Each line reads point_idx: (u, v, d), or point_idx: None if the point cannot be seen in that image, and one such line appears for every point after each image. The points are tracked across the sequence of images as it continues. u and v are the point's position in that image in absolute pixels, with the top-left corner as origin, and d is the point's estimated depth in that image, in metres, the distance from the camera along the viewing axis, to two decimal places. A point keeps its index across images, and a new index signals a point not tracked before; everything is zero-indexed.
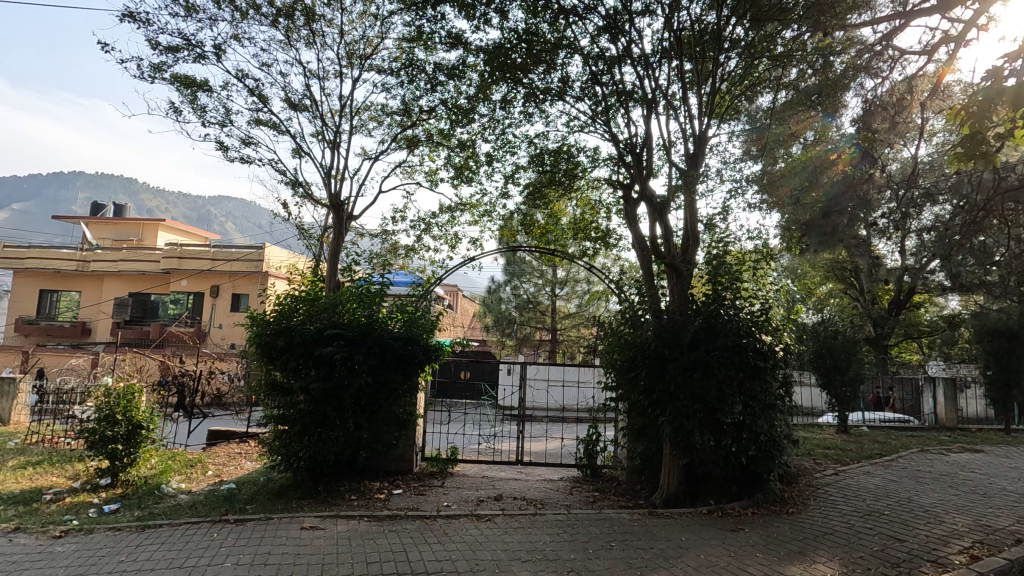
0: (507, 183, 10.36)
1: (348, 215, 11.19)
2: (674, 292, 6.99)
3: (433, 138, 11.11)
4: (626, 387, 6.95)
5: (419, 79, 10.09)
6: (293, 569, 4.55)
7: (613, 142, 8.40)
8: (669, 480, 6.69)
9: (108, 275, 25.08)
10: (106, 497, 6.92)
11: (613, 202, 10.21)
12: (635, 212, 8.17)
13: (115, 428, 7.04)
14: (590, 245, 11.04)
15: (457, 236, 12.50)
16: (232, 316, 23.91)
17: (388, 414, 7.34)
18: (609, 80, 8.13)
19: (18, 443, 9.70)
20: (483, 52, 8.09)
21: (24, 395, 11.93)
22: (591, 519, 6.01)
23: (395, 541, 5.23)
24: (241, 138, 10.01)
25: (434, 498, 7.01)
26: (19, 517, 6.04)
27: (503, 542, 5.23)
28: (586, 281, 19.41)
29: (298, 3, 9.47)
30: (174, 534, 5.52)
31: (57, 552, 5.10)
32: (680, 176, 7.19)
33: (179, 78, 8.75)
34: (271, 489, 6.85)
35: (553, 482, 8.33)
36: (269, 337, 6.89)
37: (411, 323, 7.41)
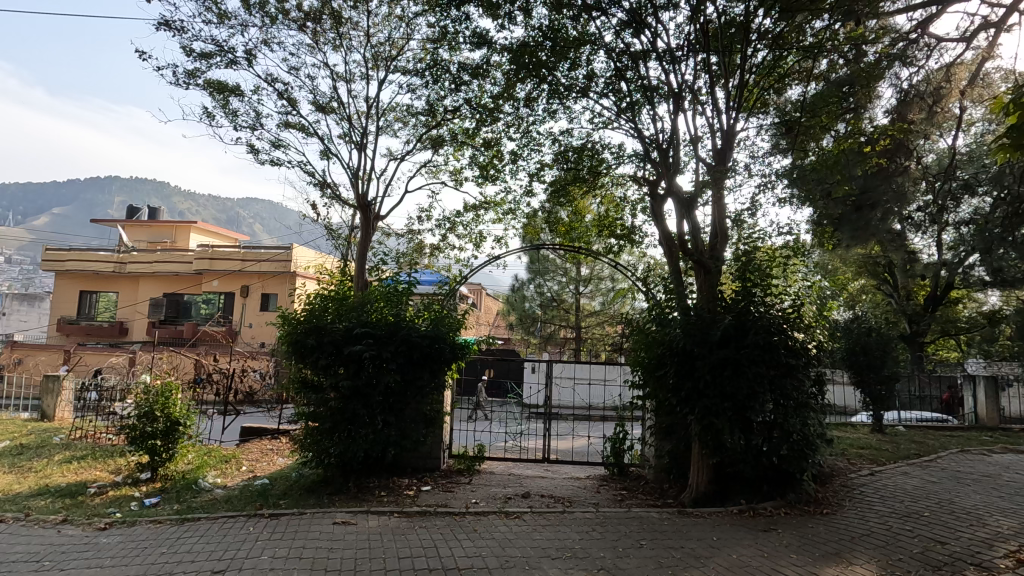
0: (532, 180, 10.35)
1: (375, 215, 11.32)
2: (703, 289, 6.90)
3: (458, 138, 11.16)
4: (653, 385, 6.87)
5: (443, 79, 10.15)
6: (328, 563, 4.65)
7: (639, 138, 8.33)
8: (698, 479, 6.61)
9: (144, 276, 25.87)
10: (146, 491, 7.16)
11: (638, 199, 10.12)
12: (662, 208, 8.09)
13: (154, 424, 7.27)
14: (615, 242, 10.97)
15: (482, 235, 12.56)
16: (262, 316, 24.43)
17: (416, 411, 7.42)
18: (635, 75, 8.05)
19: (63, 438, 10.10)
20: (507, 50, 8.09)
21: (68, 393, 12.40)
22: (619, 518, 5.99)
23: (426, 537, 5.30)
24: (271, 141, 10.20)
25: (462, 495, 7.07)
26: (66, 510, 6.28)
27: (532, 539, 5.25)
28: (610, 278, 19.32)
29: (325, 6, 9.62)
30: (212, 527, 5.69)
31: (103, 544, 5.31)
32: (709, 171, 7.11)
33: (211, 83, 8.96)
34: (303, 485, 7.00)
35: (580, 480, 8.32)
36: (300, 336, 7.02)
37: (437, 321, 7.47)
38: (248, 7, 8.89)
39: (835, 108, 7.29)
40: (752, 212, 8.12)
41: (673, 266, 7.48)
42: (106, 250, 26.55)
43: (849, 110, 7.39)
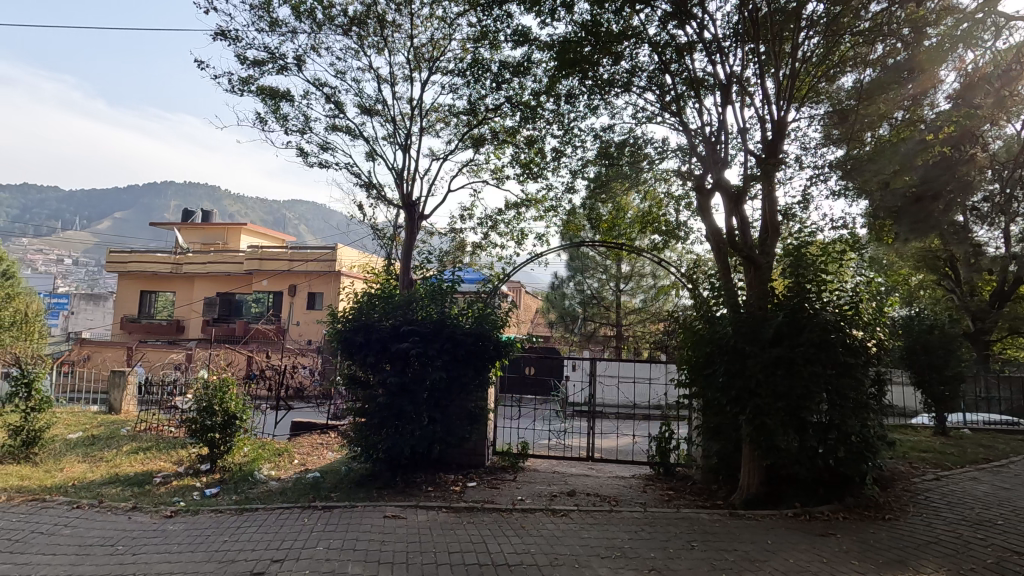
0: (575, 177, 10.26)
1: (420, 215, 11.48)
2: (753, 285, 6.70)
3: (499, 136, 11.19)
4: (700, 384, 6.69)
5: (485, 78, 10.20)
6: (380, 555, 4.76)
7: (684, 131, 8.15)
8: (749, 481, 6.41)
9: (199, 276, 27.05)
10: (207, 481, 7.50)
11: (683, 194, 9.89)
12: (709, 203, 7.89)
13: (213, 418, 7.62)
14: (658, 238, 10.78)
15: (524, 233, 12.55)
16: (309, 314, 25.17)
17: (461, 408, 7.49)
18: (679, 68, 7.89)
19: (130, 430, 10.68)
20: (549, 46, 8.05)
21: (132, 387, 13.09)
22: (669, 518, 5.90)
23: (474, 532, 5.35)
24: (319, 143, 10.48)
25: (508, 492, 7.10)
26: (135, 498, 6.65)
27: (580, 538, 5.23)
28: (652, 275, 19.01)
29: (370, 11, 9.82)
30: (270, 518, 5.91)
31: (170, 531, 5.60)
32: (759, 164, 6.90)
33: (264, 89, 9.28)
34: (353, 479, 7.17)
35: (625, 479, 8.23)
36: (349, 334, 7.20)
37: (481, 319, 7.52)
38: (299, 14, 9.16)
39: (894, 95, 6.97)
40: (804, 205, 7.83)
41: (721, 262, 7.30)
42: (164, 252, 27.91)
43: (908, 97, 7.04)
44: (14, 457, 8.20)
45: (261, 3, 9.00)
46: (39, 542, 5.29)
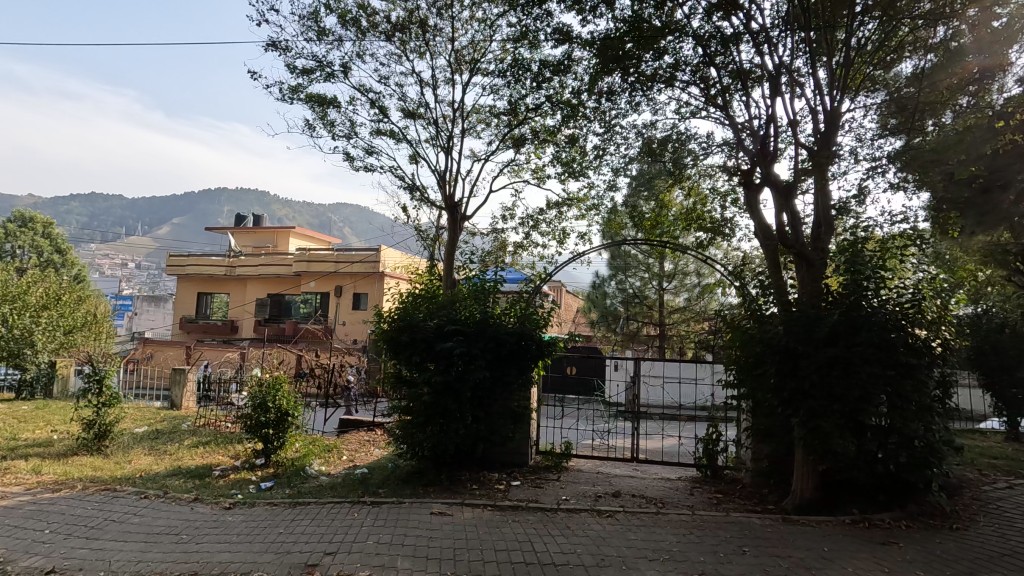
0: (617, 174, 10.14)
1: (462, 215, 11.60)
2: (804, 283, 6.47)
3: (539, 136, 11.18)
4: (749, 385, 6.50)
5: (525, 78, 10.20)
6: (429, 550, 4.85)
7: (730, 125, 7.93)
8: (802, 486, 6.18)
9: (251, 278, 28.14)
10: (262, 475, 7.81)
11: (729, 190, 9.63)
12: (757, 198, 7.66)
13: (267, 414, 7.92)
14: (702, 235, 10.54)
15: (565, 232, 12.52)
16: (354, 314, 25.82)
17: (505, 407, 7.53)
18: (725, 60, 7.68)
19: (190, 425, 11.23)
20: (590, 44, 7.98)
21: (192, 384, 13.76)
22: (718, 522, 5.77)
23: (520, 531, 5.37)
24: (364, 147, 10.72)
25: (552, 492, 7.09)
26: (196, 490, 6.99)
27: (626, 539, 5.18)
28: (696, 273, 18.61)
29: (412, 16, 9.98)
30: (321, 511, 6.11)
31: (229, 522, 5.86)
32: (811, 157, 6.65)
33: (312, 97, 9.58)
34: (399, 475, 7.32)
35: (671, 481, 8.07)
36: (395, 334, 7.34)
37: (523, 319, 7.54)
38: (344, 23, 9.40)
39: (958, 81, 6.57)
40: (861, 199, 7.48)
41: (770, 259, 7.06)
42: (219, 255, 29.18)
43: (974, 81, 6.62)
44: (87, 449, 8.76)
45: (309, 14, 9.30)
46: (112, 529, 5.63)
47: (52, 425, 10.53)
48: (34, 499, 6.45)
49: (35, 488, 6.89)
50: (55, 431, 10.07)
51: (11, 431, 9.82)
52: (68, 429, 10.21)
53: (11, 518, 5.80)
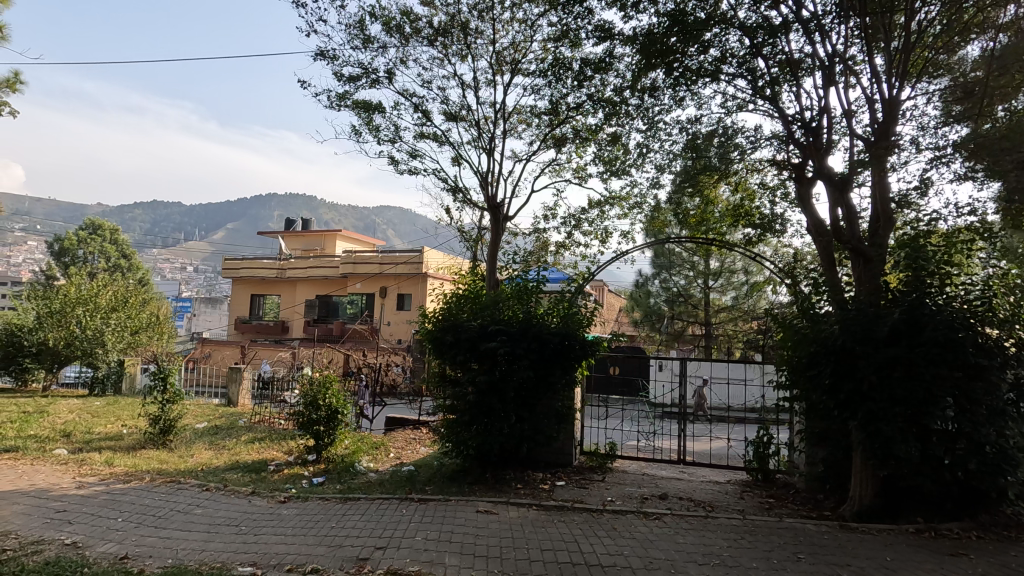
0: (660, 171, 9.95)
1: (505, 216, 11.66)
2: (862, 281, 6.19)
3: (581, 135, 11.12)
4: (803, 386, 6.27)
5: (566, 77, 10.15)
6: (476, 548, 4.90)
7: (780, 118, 7.66)
8: (861, 492, 5.90)
9: (300, 280, 29.10)
10: (314, 470, 8.08)
11: (778, 184, 9.30)
12: (810, 193, 7.39)
13: (318, 411, 8.19)
14: (750, 232, 10.21)
15: (608, 231, 12.40)
16: (398, 314, 26.34)
17: (549, 407, 7.52)
18: (774, 51, 7.43)
19: (246, 421, 11.72)
20: (633, 40, 7.87)
21: (248, 382, 14.34)
22: (770, 527, 5.60)
23: (566, 531, 5.37)
24: (408, 151, 10.93)
25: (598, 492, 7.05)
26: (254, 484, 7.31)
27: (675, 543, 5.10)
28: (744, 271, 18.09)
29: (454, 21, 10.11)
30: (372, 507, 6.27)
31: (284, 515, 6.09)
32: (868, 148, 6.37)
33: (358, 103, 9.84)
34: (445, 473, 7.44)
35: (720, 484, 7.87)
36: (440, 334, 7.44)
37: (567, 318, 7.50)
38: (389, 30, 9.61)
39: None
40: (923, 191, 7.09)
41: (825, 255, 6.80)
42: (271, 258, 30.33)
43: None
44: (154, 443, 9.28)
45: (355, 22, 9.55)
46: (178, 519, 5.95)
47: (121, 421, 11.20)
48: (108, 489, 6.88)
49: (109, 479, 7.35)
50: (124, 426, 10.70)
51: (86, 425, 10.51)
52: (136, 424, 10.83)
53: (89, 507, 6.22)
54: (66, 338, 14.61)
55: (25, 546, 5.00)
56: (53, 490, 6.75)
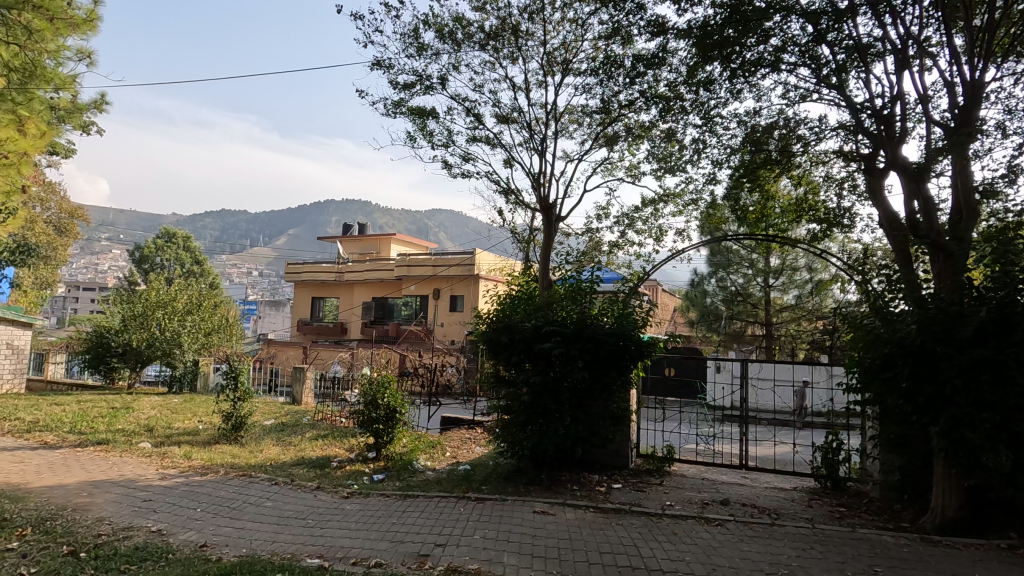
0: (717, 167, 9.66)
1: (557, 216, 11.64)
2: (942, 277, 5.81)
3: (634, 132, 10.96)
4: (876, 388, 5.91)
5: (618, 74, 10.01)
6: (534, 548, 4.92)
7: (848, 106, 7.27)
8: (944, 503, 5.50)
9: (357, 283, 30.05)
10: (374, 467, 8.32)
11: (846, 176, 8.83)
12: (881, 185, 6.99)
13: (378, 410, 8.44)
14: (814, 227, 9.75)
15: (662, 229, 12.16)
16: (452, 315, 26.77)
17: (604, 408, 7.43)
18: (839, 37, 7.08)
19: (310, 418, 12.20)
20: (687, 34, 7.70)
21: (310, 381, 14.94)
22: (842, 537, 5.33)
23: (625, 534, 5.29)
24: (461, 155, 11.09)
25: (656, 496, 6.92)
26: (318, 479, 7.61)
27: (739, 550, 4.93)
28: (807, 267, 17.29)
29: (505, 24, 10.19)
30: (430, 504, 6.41)
31: (348, 510, 6.31)
32: (947, 135, 5.96)
33: (413, 110, 10.07)
34: (501, 473, 7.49)
35: (786, 491, 7.54)
36: (494, 335, 7.49)
37: (622, 319, 7.40)
38: (442, 36, 9.80)
39: None
40: (1012, 178, 6.55)
41: (898, 250, 6.42)
42: (330, 262, 31.48)
43: None
44: (227, 438, 9.83)
45: (410, 31, 9.79)
46: (250, 511, 6.28)
47: (197, 417, 11.92)
48: (188, 481, 7.35)
49: (188, 472, 7.86)
50: (200, 422, 11.40)
51: (167, 421, 11.27)
52: (210, 420, 11.49)
53: (171, 497, 6.67)
54: (148, 339, 15.70)
55: (117, 532, 5.41)
56: (140, 480, 7.28)
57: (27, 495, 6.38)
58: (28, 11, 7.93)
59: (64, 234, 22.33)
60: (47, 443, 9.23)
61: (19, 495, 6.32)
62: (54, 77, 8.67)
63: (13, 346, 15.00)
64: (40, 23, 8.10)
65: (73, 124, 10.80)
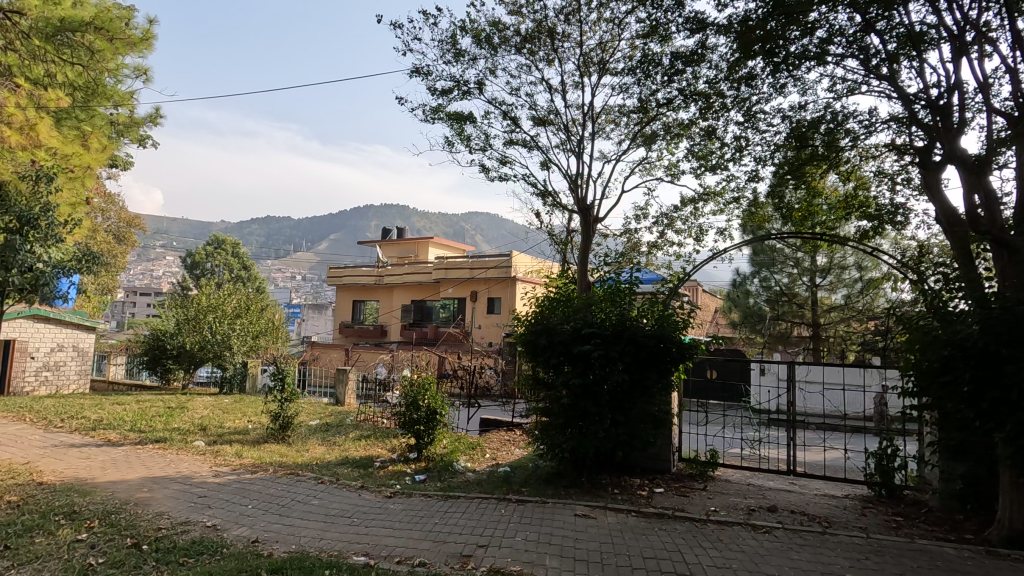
0: (760, 164, 9.42)
1: (595, 217, 11.58)
2: (1006, 275, 5.50)
3: (672, 131, 10.80)
4: (935, 392, 5.64)
5: (656, 73, 9.89)
6: (575, 551, 4.90)
7: (900, 98, 6.97)
8: (1011, 515, 5.20)
9: (397, 286, 30.58)
10: (416, 468, 8.45)
11: (899, 170, 8.45)
12: (938, 178, 6.67)
13: (419, 412, 8.58)
14: (865, 224, 9.35)
15: (703, 229, 11.93)
16: (489, 317, 26.94)
17: (644, 411, 7.34)
18: (889, 25, 6.79)
19: (354, 419, 12.50)
20: (728, 30, 7.55)
21: (353, 382, 15.30)
22: (899, 547, 5.11)
23: (668, 540, 5.21)
24: (498, 158, 11.17)
25: (699, 501, 6.79)
26: (362, 478, 7.78)
27: (788, 559, 4.78)
28: (856, 266, 16.62)
29: (541, 26, 10.20)
30: (471, 505, 6.47)
31: (391, 509, 6.44)
32: (1009, 125, 5.64)
33: (451, 115, 10.20)
34: (541, 475, 7.49)
35: (837, 499, 7.26)
36: (533, 337, 7.49)
37: (662, 320, 7.29)
38: (478, 42, 9.89)
39: None
40: None
41: (957, 248, 6.07)
42: (370, 266, 32.16)
43: None
44: (275, 437, 10.17)
45: (447, 38, 9.93)
46: (298, 508, 6.48)
47: (247, 417, 12.37)
48: (240, 478, 7.64)
49: (240, 469, 8.17)
50: (250, 421, 11.83)
51: (219, 420, 11.75)
52: (259, 420, 11.91)
53: (225, 493, 6.95)
54: (200, 342, 16.37)
55: (176, 526, 5.67)
56: (195, 477, 7.62)
57: (93, 489, 6.76)
58: (90, 33, 8.16)
59: (122, 243, 23.52)
60: (111, 440, 9.76)
61: (87, 489, 6.70)
62: (114, 94, 9.28)
63: (78, 348, 15.91)
64: (102, 44, 8.33)
65: (131, 139, 11.46)
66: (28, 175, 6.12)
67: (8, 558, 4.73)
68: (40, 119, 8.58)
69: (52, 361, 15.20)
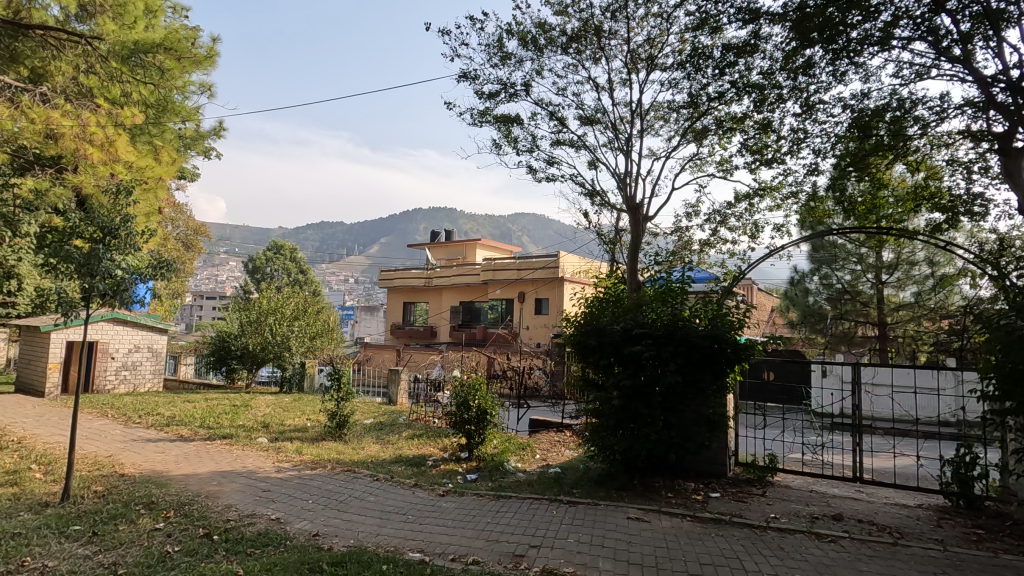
0: (820, 157, 9.02)
1: (644, 216, 11.39)
2: None
3: (724, 125, 10.51)
4: (1018, 397, 5.24)
5: (706, 66, 9.65)
6: (629, 555, 4.84)
7: (976, 82, 6.55)
8: None
9: (445, 288, 31.05)
10: (467, 467, 8.56)
11: (975, 158, 7.91)
12: (1020, 165, 6.23)
13: (469, 412, 8.67)
14: (936, 217, 8.95)
15: (758, 225, 11.53)
16: (537, 318, 26.93)
17: (698, 414, 7.14)
18: (962, 3, 6.38)
19: (406, 418, 12.77)
20: (784, 19, 7.28)
21: (405, 382, 15.63)
22: (981, 562, 4.77)
23: (726, 546, 5.06)
24: (545, 159, 11.17)
25: (758, 507, 6.55)
26: (416, 477, 7.96)
27: (856, 570, 4.55)
28: (927, 261, 15.59)
29: (587, 24, 10.13)
30: (523, 505, 6.50)
31: (444, 507, 6.55)
32: None
33: (498, 117, 10.29)
34: (593, 477, 7.44)
35: (910, 508, 6.85)
36: (583, 337, 7.44)
37: (716, 320, 7.08)
38: (524, 43, 9.93)
39: None
40: None
41: None
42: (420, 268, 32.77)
43: None
44: (332, 435, 10.53)
45: (494, 42, 10.03)
46: (356, 504, 6.69)
47: (305, 415, 12.87)
48: (300, 474, 7.97)
49: (300, 466, 8.51)
50: (308, 419, 12.29)
51: (280, 418, 12.27)
52: (317, 419, 12.36)
53: (287, 488, 7.27)
54: (262, 343, 17.13)
55: (243, 518, 5.97)
56: (260, 472, 7.99)
57: (168, 482, 7.19)
58: (161, 53, 8.88)
59: (190, 249, 24.94)
60: (182, 436, 10.36)
61: (163, 482, 7.15)
62: (182, 110, 10.37)
63: (153, 349, 16.96)
64: (171, 63, 9.01)
65: (197, 151, 12.12)
66: (110, 188, 6.52)
67: (97, 543, 5.11)
68: (118, 135, 9.08)
69: (129, 361, 16.28)
